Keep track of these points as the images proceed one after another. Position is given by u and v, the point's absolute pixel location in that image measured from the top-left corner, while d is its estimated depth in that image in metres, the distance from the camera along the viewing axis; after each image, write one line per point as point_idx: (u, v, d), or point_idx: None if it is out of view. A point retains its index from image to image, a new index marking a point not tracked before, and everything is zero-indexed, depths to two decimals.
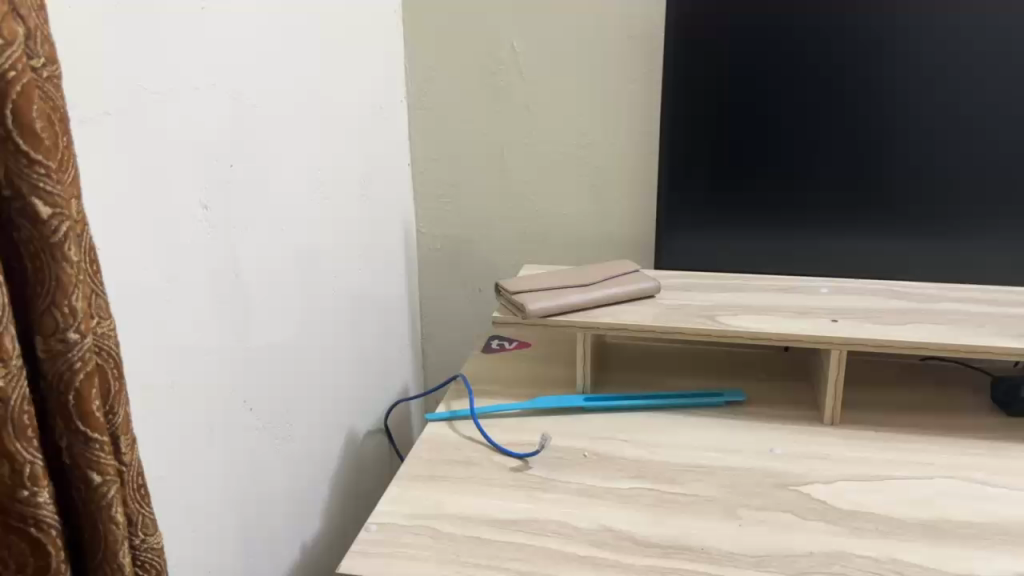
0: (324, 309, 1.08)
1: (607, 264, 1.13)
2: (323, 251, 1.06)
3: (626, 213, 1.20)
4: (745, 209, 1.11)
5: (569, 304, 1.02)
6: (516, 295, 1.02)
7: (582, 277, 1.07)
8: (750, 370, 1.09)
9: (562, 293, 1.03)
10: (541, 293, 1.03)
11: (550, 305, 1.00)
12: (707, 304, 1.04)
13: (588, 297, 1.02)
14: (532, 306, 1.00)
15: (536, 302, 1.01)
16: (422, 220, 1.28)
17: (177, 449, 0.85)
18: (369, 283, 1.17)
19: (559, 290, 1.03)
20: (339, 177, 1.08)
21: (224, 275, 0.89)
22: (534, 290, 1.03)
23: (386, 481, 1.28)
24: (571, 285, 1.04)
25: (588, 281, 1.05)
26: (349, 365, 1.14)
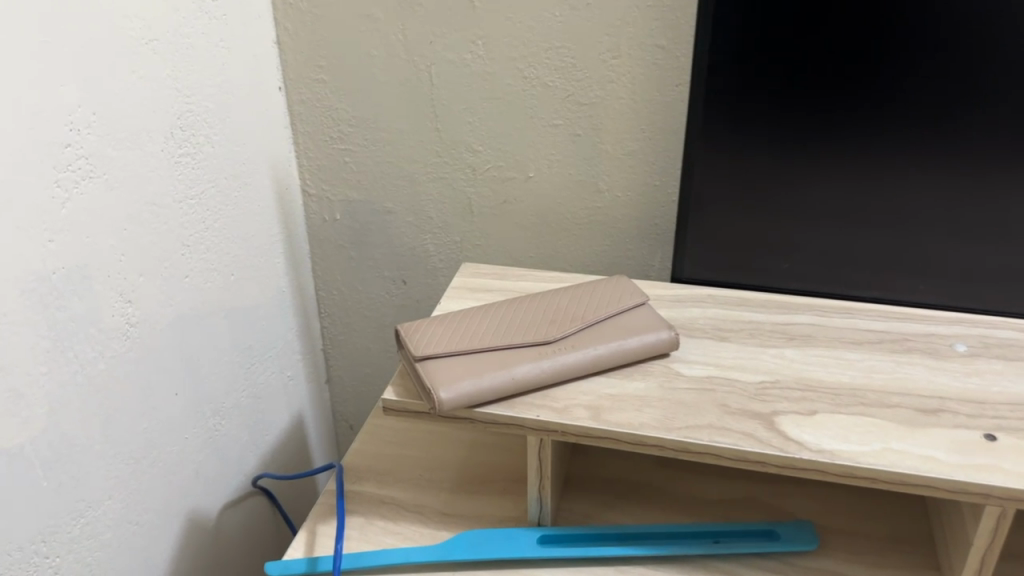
0: (111, 362, 0.65)
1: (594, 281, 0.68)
2: (97, 271, 0.62)
3: (627, 178, 0.74)
4: (833, 194, 0.63)
5: (518, 381, 0.58)
6: (426, 361, 0.58)
7: (547, 317, 0.62)
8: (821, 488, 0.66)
9: (508, 357, 0.59)
10: (470, 359, 0.58)
11: (477, 386, 0.57)
12: (758, 381, 0.59)
13: (551, 367, 0.58)
14: (451, 390, 0.56)
15: (457, 382, 0.57)
16: (310, 176, 0.81)
17: None
18: (211, 292, 0.73)
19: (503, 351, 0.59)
20: (121, 139, 0.62)
21: None
22: (459, 351, 0.59)
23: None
24: (526, 338, 0.60)
25: (556, 329, 0.61)
26: (174, 427, 0.72)
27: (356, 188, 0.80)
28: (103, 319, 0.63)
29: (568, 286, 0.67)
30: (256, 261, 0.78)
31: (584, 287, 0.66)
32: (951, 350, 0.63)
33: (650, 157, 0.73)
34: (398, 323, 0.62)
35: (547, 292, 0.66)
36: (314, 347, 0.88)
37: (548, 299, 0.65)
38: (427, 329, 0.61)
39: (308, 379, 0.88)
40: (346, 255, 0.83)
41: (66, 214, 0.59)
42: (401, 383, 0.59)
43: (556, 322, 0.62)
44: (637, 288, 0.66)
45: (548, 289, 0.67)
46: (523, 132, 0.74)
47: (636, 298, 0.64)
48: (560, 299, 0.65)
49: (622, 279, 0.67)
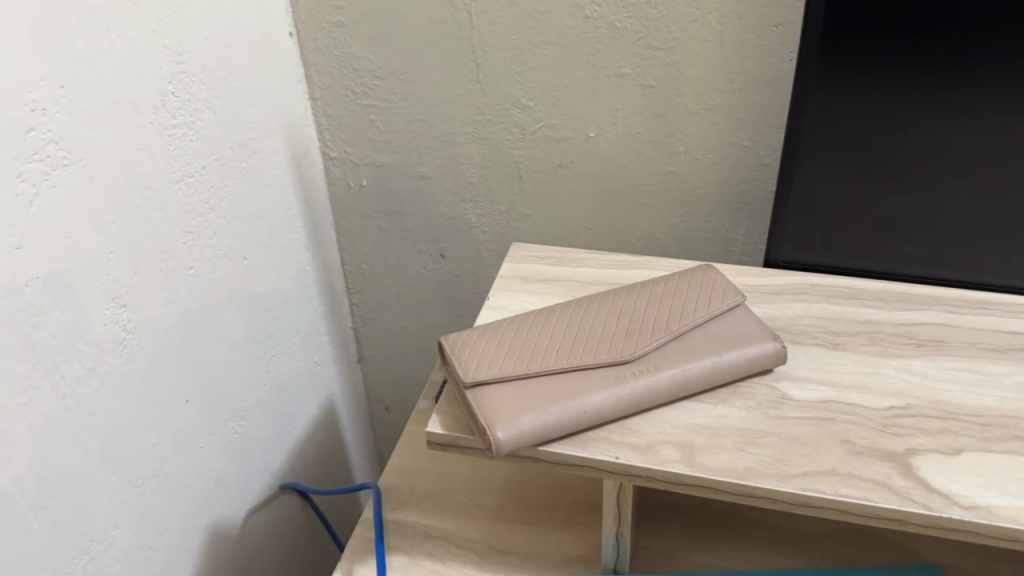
0: (107, 376, 0.55)
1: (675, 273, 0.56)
2: (81, 276, 0.52)
3: (709, 139, 0.62)
4: (978, 159, 0.50)
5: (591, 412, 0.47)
6: (477, 387, 0.48)
7: (621, 325, 0.51)
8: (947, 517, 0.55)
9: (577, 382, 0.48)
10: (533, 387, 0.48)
11: (542, 421, 0.46)
12: (885, 407, 0.49)
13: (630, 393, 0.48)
14: (511, 427, 0.46)
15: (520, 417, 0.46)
16: (330, 137, 0.69)
17: None
18: (220, 282, 0.63)
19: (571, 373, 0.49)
20: (99, 115, 0.50)
21: None
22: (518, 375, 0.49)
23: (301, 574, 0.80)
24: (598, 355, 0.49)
25: (634, 342, 0.50)
26: (186, 436, 0.63)
27: (385, 150, 0.68)
28: (93, 328, 0.53)
29: (642, 281, 0.56)
30: (272, 240, 0.67)
31: (663, 283, 0.55)
32: None
33: (739, 114, 0.60)
34: (441, 336, 0.51)
35: (618, 291, 0.55)
36: (343, 326, 0.78)
37: (621, 301, 0.54)
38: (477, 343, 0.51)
39: (339, 361, 0.79)
40: (375, 226, 0.73)
41: (35, 214, 0.47)
42: (449, 412, 0.49)
43: (634, 332, 0.51)
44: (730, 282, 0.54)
45: (619, 286, 0.56)
46: (584, 85, 0.62)
47: (729, 297, 0.53)
48: (635, 301, 0.54)
49: (711, 271, 0.55)
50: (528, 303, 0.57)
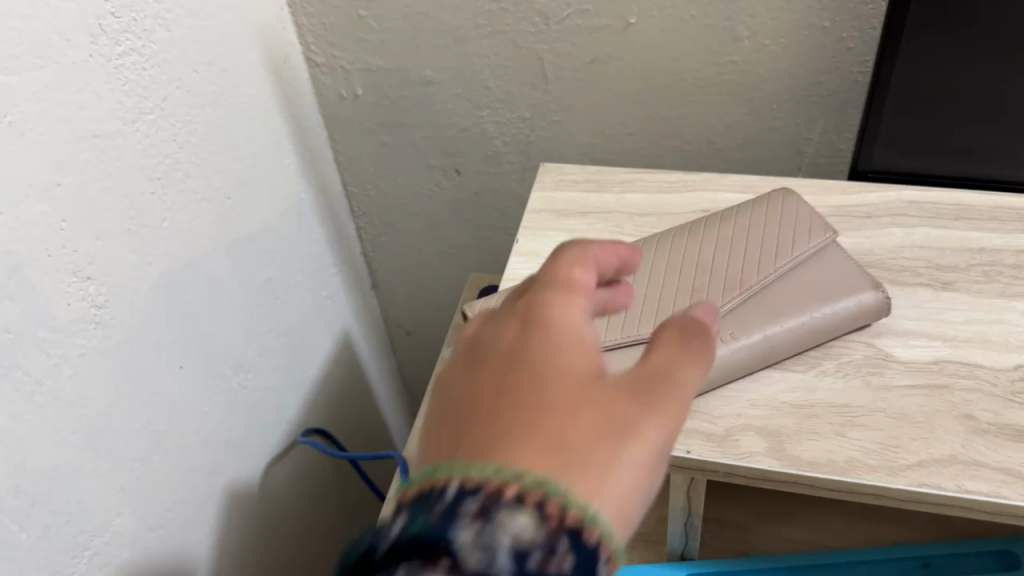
0: (85, 362, 0.46)
1: (743, 204, 0.47)
2: (35, 257, 0.42)
3: (777, 24, 0.50)
4: None
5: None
6: None
7: (681, 281, 0.42)
8: None
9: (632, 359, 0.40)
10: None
11: None
12: (1010, 368, 0.40)
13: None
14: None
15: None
16: (313, 39, 0.58)
17: None
18: (201, 230, 0.53)
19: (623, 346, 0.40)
20: (20, 56, 0.40)
21: None
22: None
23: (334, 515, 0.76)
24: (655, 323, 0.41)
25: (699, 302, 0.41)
26: (185, 402, 0.54)
27: (380, 52, 0.57)
28: (58, 315, 0.44)
29: (704, 219, 0.47)
30: (258, 171, 0.57)
31: (729, 221, 0.45)
32: None
33: None
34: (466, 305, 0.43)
35: (675, 234, 0.46)
36: (352, 251, 0.70)
37: (680, 249, 0.45)
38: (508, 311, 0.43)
39: (351, 289, 0.71)
40: (377, 140, 0.63)
41: None
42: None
43: (698, 289, 0.42)
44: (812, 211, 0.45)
45: (675, 228, 0.47)
46: None
47: (814, 236, 0.43)
48: (697, 247, 0.44)
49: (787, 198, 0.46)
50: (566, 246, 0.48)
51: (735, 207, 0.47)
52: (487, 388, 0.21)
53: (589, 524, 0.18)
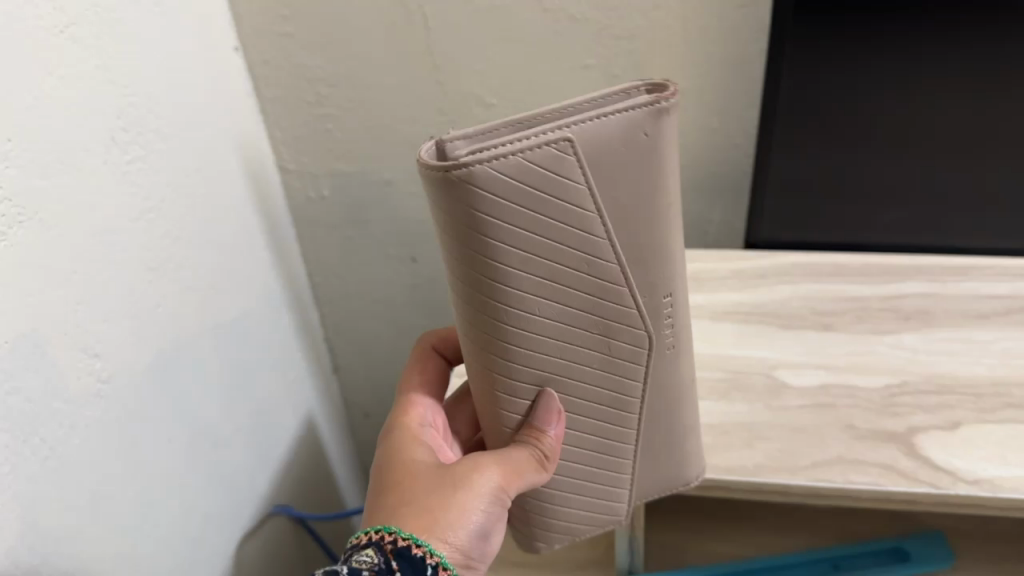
0: (87, 429, 0.53)
1: (512, 172, 0.32)
2: (50, 333, 0.49)
3: (677, 126, 0.61)
4: (949, 140, 0.50)
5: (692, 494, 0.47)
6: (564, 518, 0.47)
7: (584, 365, 0.40)
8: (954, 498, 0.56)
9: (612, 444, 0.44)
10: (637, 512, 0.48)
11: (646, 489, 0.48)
12: (881, 386, 0.50)
13: (556, 448, 0.41)
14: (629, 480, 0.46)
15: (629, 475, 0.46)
16: (285, 148, 0.67)
17: None
18: (188, 316, 0.60)
19: (602, 443, 0.44)
20: (49, 163, 0.47)
21: None
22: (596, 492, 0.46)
23: None
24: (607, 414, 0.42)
25: (610, 382, 0.41)
26: (175, 471, 0.61)
27: (344, 158, 0.66)
28: (67, 388, 0.51)
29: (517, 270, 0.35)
30: (236, 264, 0.64)
31: (537, 242, 0.34)
32: None
33: (708, 98, 0.59)
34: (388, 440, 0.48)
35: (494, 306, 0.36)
36: (316, 337, 0.77)
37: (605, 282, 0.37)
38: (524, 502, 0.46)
39: (314, 371, 0.78)
40: (341, 234, 0.71)
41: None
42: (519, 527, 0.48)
43: (604, 360, 0.40)
44: (619, 95, 0.33)
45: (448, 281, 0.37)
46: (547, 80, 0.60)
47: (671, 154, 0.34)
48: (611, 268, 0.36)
49: (514, 152, 0.31)
50: None
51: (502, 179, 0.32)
52: (409, 481, 0.43)
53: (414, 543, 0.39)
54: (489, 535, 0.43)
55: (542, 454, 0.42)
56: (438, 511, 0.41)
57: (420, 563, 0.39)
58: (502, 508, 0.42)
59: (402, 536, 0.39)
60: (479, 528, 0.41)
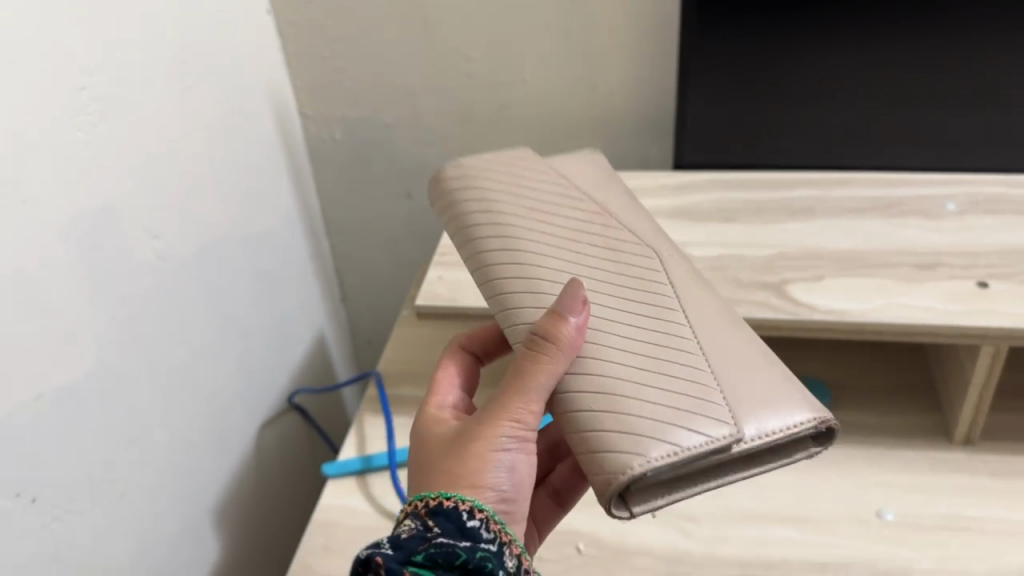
0: (147, 292, 0.67)
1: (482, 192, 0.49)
2: (122, 209, 0.64)
3: (619, 75, 0.76)
4: (826, 86, 0.65)
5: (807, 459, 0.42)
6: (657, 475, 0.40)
7: (596, 258, 0.47)
8: (839, 356, 0.70)
9: (679, 355, 0.43)
10: (737, 479, 0.41)
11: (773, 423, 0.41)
12: (766, 254, 0.64)
13: (576, 339, 0.41)
14: (739, 420, 0.40)
15: (724, 395, 0.41)
16: (306, 98, 0.82)
17: None
18: (225, 222, 0.75)
19: (665, 351, 0.43)
20: (125, 79, 0.63)
21: None
22: (704, 445, 0.38)
23: (309, 484, 0.95)
24: (649, 299, 0.45)
25: (628, 267, 0.47)
26: (211, 348, 0.75)
27: (352, 104, 0.82)
28: (133, 252, 0.65)
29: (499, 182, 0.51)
30: (263, 187, 0.80)
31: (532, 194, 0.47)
32: (945, 208, 0.66)
33: (643, 49, 0.74)
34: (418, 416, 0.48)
35: (500, 228, 0.47)
36: (326, 264, 0.92)
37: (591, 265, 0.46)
38: (602, 465, 0.38)
39: (324, 294, 0.92)
40: (349, 172, 0.87)
41: (86, 157, 0.60)
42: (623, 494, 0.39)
43: (618, 258, 0.47)
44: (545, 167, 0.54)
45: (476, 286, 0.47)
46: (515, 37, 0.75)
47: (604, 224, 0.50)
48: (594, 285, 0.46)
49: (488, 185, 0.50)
50: None
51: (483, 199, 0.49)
52: (451, 458, 0.43)
53: (459, 501, 0.41)
54: (521, 468, 0.43)
55: (558, 360, 0.41)
56: (465, 465, 0.42)
57: (456, 514, 0.40)
58: (529, 441, 0.43)
59: (434, 497, 0.41)
60: (512, 464, 0.43)
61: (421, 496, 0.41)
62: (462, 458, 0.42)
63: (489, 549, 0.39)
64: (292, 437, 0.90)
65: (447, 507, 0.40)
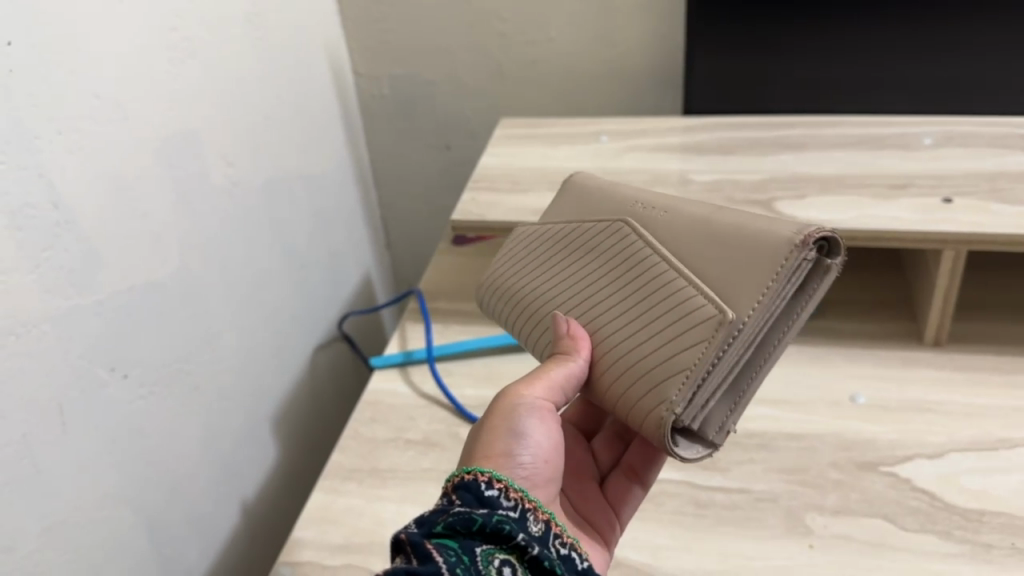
0: (222, 211, 0.78)
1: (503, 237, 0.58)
2: (203, 137, 0.75)
3: (636, 33, 0.86)
4: (811, 36, 0.75)
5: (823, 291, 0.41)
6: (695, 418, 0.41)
7: (597, 275, 0.48)
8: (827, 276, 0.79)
9: (657, 281, 0.44)
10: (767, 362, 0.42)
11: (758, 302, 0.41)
12: (759, 179, 0.72)
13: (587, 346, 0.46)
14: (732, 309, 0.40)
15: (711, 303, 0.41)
16: (358, 57, 0.93)
17: (24, 469, 0.59)
18: (288, 160, 0.86)
19: (665, 301, 0.43)
20: (208, 24, 0.74)
21: (42, 227, 0.60)
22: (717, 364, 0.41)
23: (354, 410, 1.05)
24: (644, 282, 0.45)
25: (619, 261, 0.47)
26: (272, 270, 0.86)
27: (399, 63, 0.93)
28: (211, 176, 0.76)
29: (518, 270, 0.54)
30: (321, 133, 0.91)
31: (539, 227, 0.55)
32: (922, 143, 0.75)
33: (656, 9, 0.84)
34: None
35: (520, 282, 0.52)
36: (373, 210, 1.03)
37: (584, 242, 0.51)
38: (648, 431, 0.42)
39: (370, 237, 1.03)
40: (394, 124, 0.98)
41: (176, 88, 0.71)
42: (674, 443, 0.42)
43: (606, 258, 0.48)
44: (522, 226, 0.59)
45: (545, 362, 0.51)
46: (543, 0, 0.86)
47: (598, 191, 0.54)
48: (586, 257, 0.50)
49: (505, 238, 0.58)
50: (517, 152, 0.82)
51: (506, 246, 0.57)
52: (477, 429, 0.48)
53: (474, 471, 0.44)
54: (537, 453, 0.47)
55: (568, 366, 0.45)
56: (481, 439, 0.47)
57: (476, 484, 0.43)
58: (543, 415, 0.47)
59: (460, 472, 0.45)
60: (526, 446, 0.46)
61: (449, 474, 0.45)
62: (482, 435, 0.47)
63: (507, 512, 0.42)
64: (345, 356, 1.01)
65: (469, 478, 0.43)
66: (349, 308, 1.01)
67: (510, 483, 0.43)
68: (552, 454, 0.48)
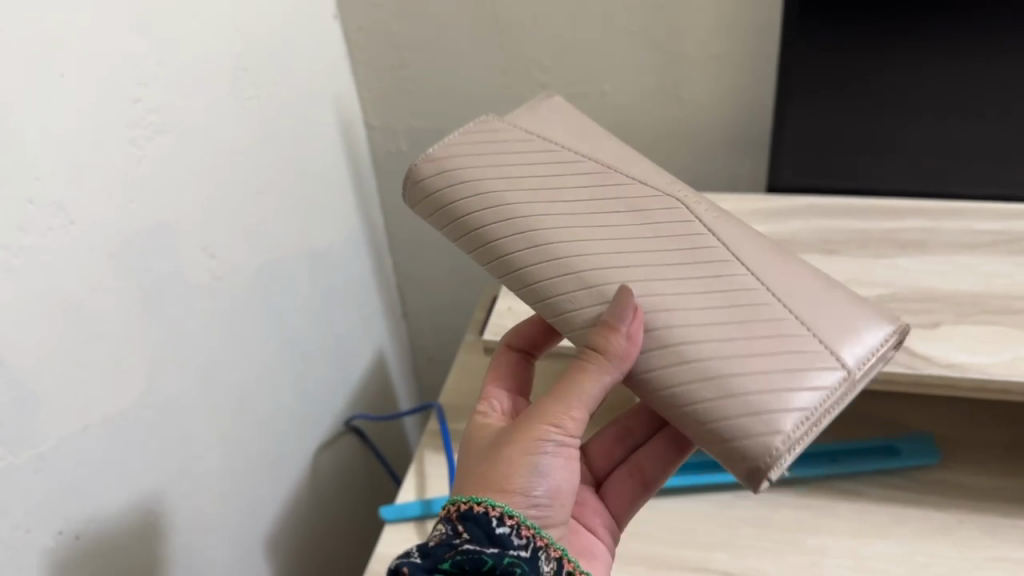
0: (203, 311, 0.64)
1: (460, 144, 0.50)
2: (176, 228, 0.60)
3: (705, 92, 0.71)
4: (937, 104, 0.60)
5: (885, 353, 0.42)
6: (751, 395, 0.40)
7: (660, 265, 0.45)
8: (946, 408, 0.64)
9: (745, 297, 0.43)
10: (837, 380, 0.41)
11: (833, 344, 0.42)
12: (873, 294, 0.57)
13: (628, 348, 0.42)
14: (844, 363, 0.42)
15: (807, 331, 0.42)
16: (372, 107, 0.79)
17: None
18: (286, 240, 0.72)
19: (760, 323, 0.43)
20: (189, 89, 0.59)
21: None
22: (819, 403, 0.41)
23: (365, 513, 0.91)
24: (726, 294, 0.44)
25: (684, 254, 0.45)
26: (268, 372, 0.72)
27: (420, 115, 0.79)
28: (188, 275, 0.62)
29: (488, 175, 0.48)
30: (327, 201, 0.76)
31: (524, 162, 0.49)
32: None
33: (736, 69, 0.69)
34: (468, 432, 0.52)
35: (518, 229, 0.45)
36: (389, 278, 0.90)
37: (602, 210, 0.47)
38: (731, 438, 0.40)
39: (384, 308, 0.90)
40: None
41: (143, 173, 0.57)
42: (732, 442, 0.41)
43: (659, 230, 0.46)
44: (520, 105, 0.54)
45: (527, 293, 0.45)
46: (595, 46, 0.71)
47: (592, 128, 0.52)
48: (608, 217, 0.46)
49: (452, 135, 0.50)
50: None
51: (459, 148, 0.50)
52: (496, 452, 0.47)
53: (489, 504, 0.44)
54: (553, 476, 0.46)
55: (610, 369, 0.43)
56: (501, 466, 0.46)
57: (486, 520, 0.43)
58: (567, 453, 0.47)
59: (465, 502, 0.44)
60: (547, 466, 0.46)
61: (453, 503, 0.44)
62: (501, 458, 0.46)
63: (518, 555, 0.42)
64: (355, 459, 0.88)
65: (479, 513, 0.43)
66: (356, 410, 0.87)
67: (522, 522, 0.43)
68: (566, 497, 0.48)
